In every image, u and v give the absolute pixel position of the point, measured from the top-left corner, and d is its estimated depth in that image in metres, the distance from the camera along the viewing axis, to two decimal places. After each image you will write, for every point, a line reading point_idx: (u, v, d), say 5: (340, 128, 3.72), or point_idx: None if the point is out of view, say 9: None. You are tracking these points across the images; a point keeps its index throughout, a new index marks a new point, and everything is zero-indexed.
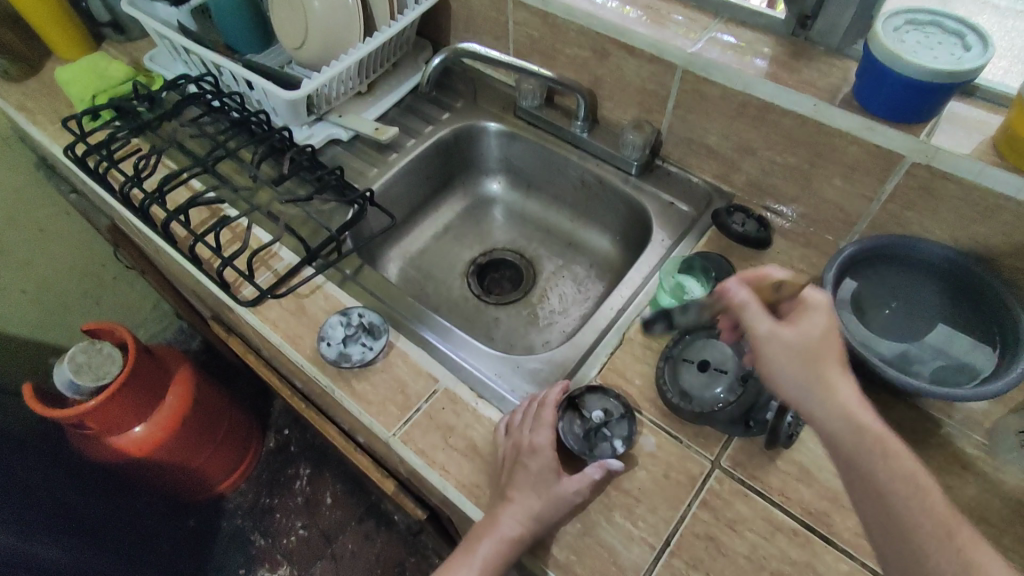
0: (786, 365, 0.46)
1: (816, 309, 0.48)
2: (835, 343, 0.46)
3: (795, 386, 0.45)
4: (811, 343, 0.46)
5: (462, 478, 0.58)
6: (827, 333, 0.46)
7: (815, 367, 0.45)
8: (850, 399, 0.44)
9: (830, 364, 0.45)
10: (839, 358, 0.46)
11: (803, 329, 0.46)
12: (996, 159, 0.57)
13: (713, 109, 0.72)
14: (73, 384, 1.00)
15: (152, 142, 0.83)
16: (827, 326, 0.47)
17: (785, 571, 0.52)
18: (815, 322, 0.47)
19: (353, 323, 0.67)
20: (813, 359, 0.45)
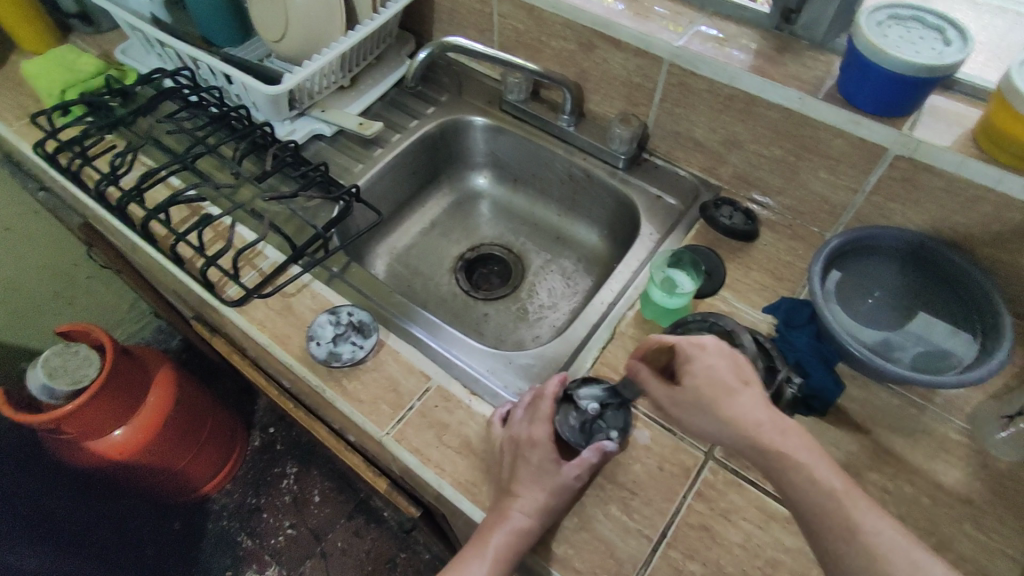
0: (694, 422, 0.49)
1: (688, 356, 0.50)
2: (722, 377, 0.48)
3: (718, 433, 0.47)
4: (697, 391, 0.48)
5: (458, 476, 0.58)
6: (708, 374, 0.48)
7: (710, 410, 0.47)
8: (760, 424, 0.46)
9: (720, 401, 0.47)
10: (730, 389, 0.47)
11: (699, 376, 0.48)
12: (976, 152, 0.58)
13: (700, 103, 0.72)
14: (47, 388, 0.97)
15: (127, 138, 0.80)
16: (699, 367, 0.49)
17: (779, 558, 0.53)
18: (690, 372, 0.49)
19: (342, 322, 0.66)
20: (705, 407, 0.48)
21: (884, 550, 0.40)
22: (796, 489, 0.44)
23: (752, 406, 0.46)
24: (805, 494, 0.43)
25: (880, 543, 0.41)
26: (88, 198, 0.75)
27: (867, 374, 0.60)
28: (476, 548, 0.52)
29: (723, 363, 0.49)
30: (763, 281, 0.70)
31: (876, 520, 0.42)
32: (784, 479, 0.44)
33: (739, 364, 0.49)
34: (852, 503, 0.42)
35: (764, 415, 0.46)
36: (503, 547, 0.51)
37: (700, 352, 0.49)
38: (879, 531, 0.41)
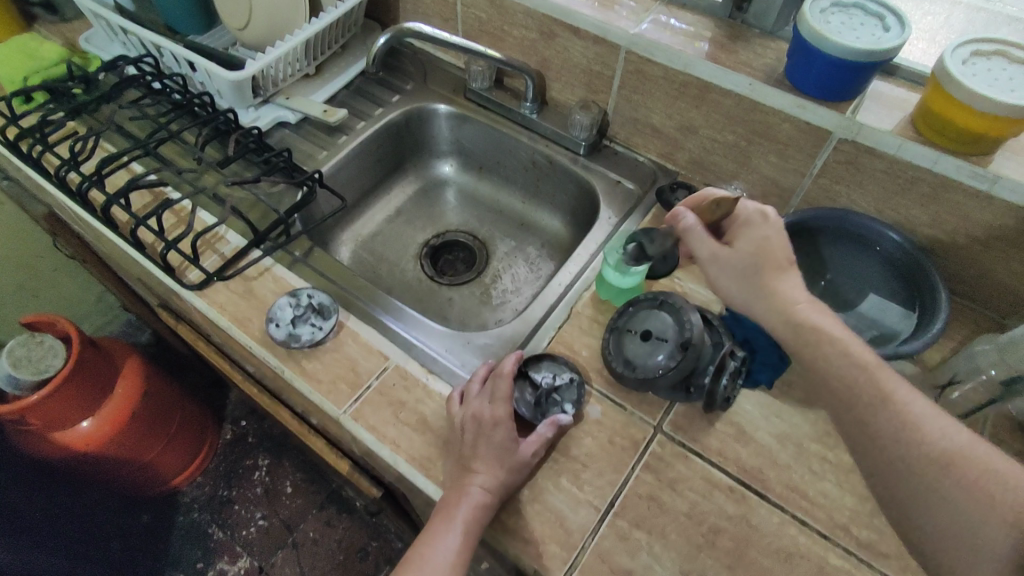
0: (728, 286, 0.54)
1: (748, 222, 0.54)
2: (774, 249, 0.52)
3: (747, 299, 0.52)
4: (746, 258, 0.53)
5: (413, 452, 0.59)
6: (761, 245, 0.53)
7: (756, 281, 0.52)
8: (799, 299, 0.51)
9: (767, 273, 0.52)
10: (778, 265, 0.52)
11: (747, 247, 0.53)
12: (914, 135, 0.60)
13: (656, 90, 0.74)
14: (11, 378, 0.97)
15: (89, 125, 0.80)
16: (757, 235, 0.53)
17: (722, 525, 0.55)
18: (744, 238, 0.53)
19: (302, 304, 0.66)
20: (754, 272, 0.52)
21: (911, 420, 0.45)
22: (833, 363, 0.48)
23: (794, 287, 0.52)
24: (843, 368, 0.48)
25: (910, 412, 0.45)
26: (46, 183, 0.74)
27: None
28: (442, 523, 0.52)
29: (779, 237, 0.53)
30: None
31: (907, 392, 0.46)
32: (819, 354, 0.49)
33: (788, 242, 0.53)
34: (889, 383, 0.47)
35: (807, 298, 0.51)
36: (471, 521, 0.52)
37: (760, 222, 0.53)
38: (910, 404, 0.46)
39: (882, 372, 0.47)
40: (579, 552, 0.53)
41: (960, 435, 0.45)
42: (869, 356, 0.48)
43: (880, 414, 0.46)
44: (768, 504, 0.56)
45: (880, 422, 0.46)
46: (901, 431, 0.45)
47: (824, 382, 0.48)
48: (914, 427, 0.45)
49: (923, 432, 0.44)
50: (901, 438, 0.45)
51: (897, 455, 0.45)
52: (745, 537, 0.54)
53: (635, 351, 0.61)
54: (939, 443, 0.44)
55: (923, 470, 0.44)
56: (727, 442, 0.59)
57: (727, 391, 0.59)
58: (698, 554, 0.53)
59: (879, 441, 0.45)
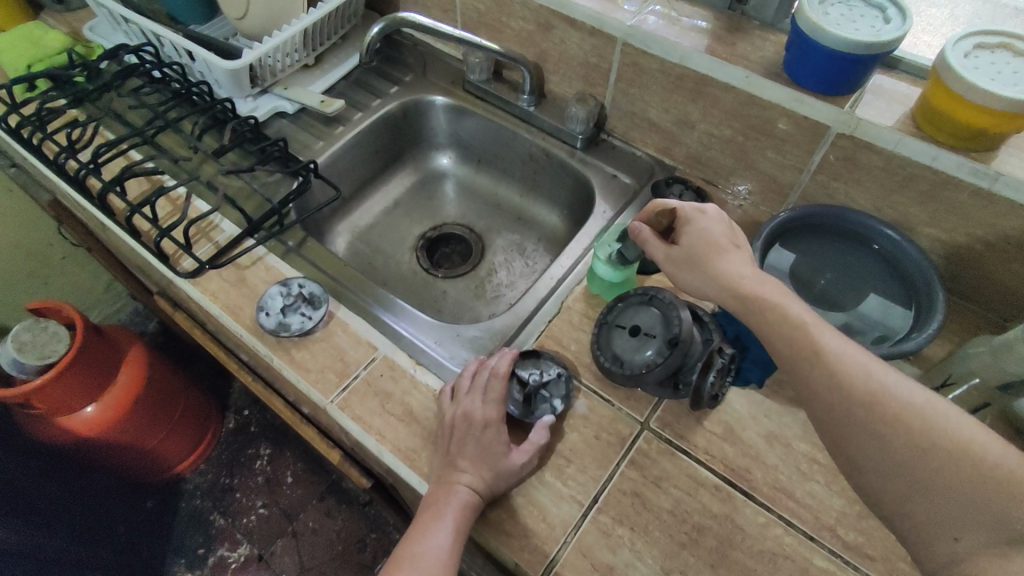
0: (685, 279, 0.56)
1: (689, 219, 0.57)
2: (715, 237, 0.55)
3: (701, 286, 0.54)
4: (692, 248, 0.55)
5: (398, 443, 0.59)
6: (702, 235, 0.55)
7: (702, 265, 0.54)
8: (742, 274, 0.52)
9: (711, 256, 0.54)
10: (720, 249, 0.54)
11: (688, 240, 0.56)
12: (914, 130, 0.59)
13: (653, 83, 0.73)
14: (17, 361, 0.97)
15: (90, 113, 0.81)
16: (696, 230, 0.56)
17: (706, 524, 0.54)
18: (688, 233, 0.56)
19: (292, 293, 0.67)
20: (697, 263, 0.55)
21: (844, 368, 0.45)
22: (771, 322, 0.49)
23: (738, 263, 0.53)
24: (778, 326, 0.48)
25: (842, 360, 0.45)
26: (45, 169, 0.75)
27: None
28: (428, 520, 0.52)
29: (717, 228, 0.56)
30: None
31: (840, 343, 0.46)
32: (762, 316, 0.49)
33: (732, 230, 0.56)
34: (820, 334, 0.47)
35: (747, 272, 0.52)
36: (457, 520, 0.52)
37: (699, 216, 0.56)
38: (842, 353, 0.46)
39: (815, 325, 0.47)
40: (560, 548, 0.53)
41: (891, 376, 0.44)
42: (803, 314, 0.48)
43: (813, 366, 0.46)
44: (753, 504, 0.55)
45: (815, 373, 0.46)
46: (834, 380, 0.45)
47: (766, 341, 0.49)
48: (844, 376, 0.44)
49: (851, 377, 0.44)
50: (834, 387, 0.44)
51: (833, 404, 0.45)
52: (728, 537, 0.54)
53: (623, 347, 0.60)
54: (869, 386, 0.44)
55: (858, 416, 0.43)
56: (714, 440, 0.59)
57: (714, 389, 0.58)
58: (680, 553, 0.53)
59: (817, 393, 0.45)
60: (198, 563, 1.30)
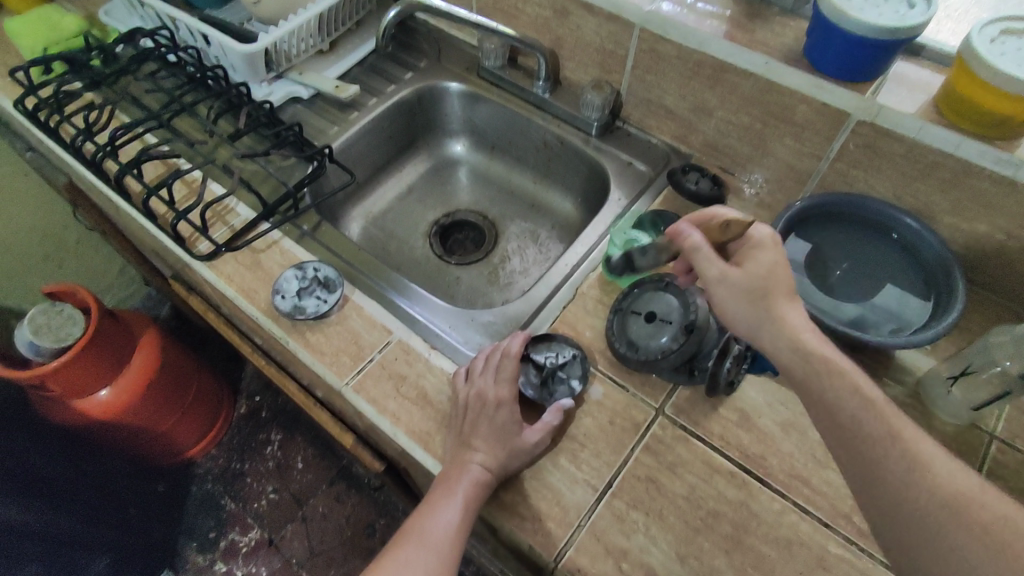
0: (733, 311, 0.50)
1: (760, 244, 0.51)
2: (783, 274, 0.50)
3: (749, 325, 0.49)
4: (757, 280, 0.49)
5: (413, 425, 0.59)
6: (772, 267, 0.49)
7: (767, 305, 0.48)
8: (801, 326, 0.48)
9: (777, 296, 0.49)
10: (786, 292, 0.49)
11: (756, 269, 0.49)
12: (936, 118, 0.58)
13: (670, 69, 0.72)
14: (32, 345, 0.96)
15: (106, 97, 0.81)
16: (768, 260, 0.50)
17: (720, 510, 0.54)
18: (756, 259, 0.50)
19: (308, 277, 0.67)
20: (758, 296, 0.49)
21: (923, 462, 0.42)
22: (840, 398, 0.44)
23: (802, 317, 0.49)
24: (848, 402, 0.44)
25: (921, 452, 0.42)
26: (63, 152, 0.76)
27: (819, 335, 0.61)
28: (440, 499, 0.52)
29: (786, 263, 0.50)
30: None
31: (917, 432, 0.43)
32: (828, 389, 0.45)
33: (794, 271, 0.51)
34: (899, 421, 0.43)
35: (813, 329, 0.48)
36: (470, 498, 0.52)
37: (771, 246, 0.50)
38: (920, 445, 0.42)
39: (890, 409, 0.44)
40: (574, 531, 0.53)
41: (971, 480, 0.41)
42: (877, 395, 0.45)
43: (888, 456, 0.42)
44: (769, 491, 0.55)
45: (890, 461, 0.42)
46: (911, 474, 0.41)
47: (827, 418, 0.45)
48: (924, 473, 0.41)
49: (933, 475, 0.41)
50: (909, 482, 0.41)
51: (908, 503, 0.41)
52: (743, 523, 0.53)
53: (638, 332, 0.60)
54: (952, 488, 0.40)
55: (940, 522, 0.40)
56: (729, 427, 0.59)
57: (730, 374, 0.57)
58: (694, 538, 0.53)
59: (887, 485, 0.42)
60: (209, 546, 1.31)
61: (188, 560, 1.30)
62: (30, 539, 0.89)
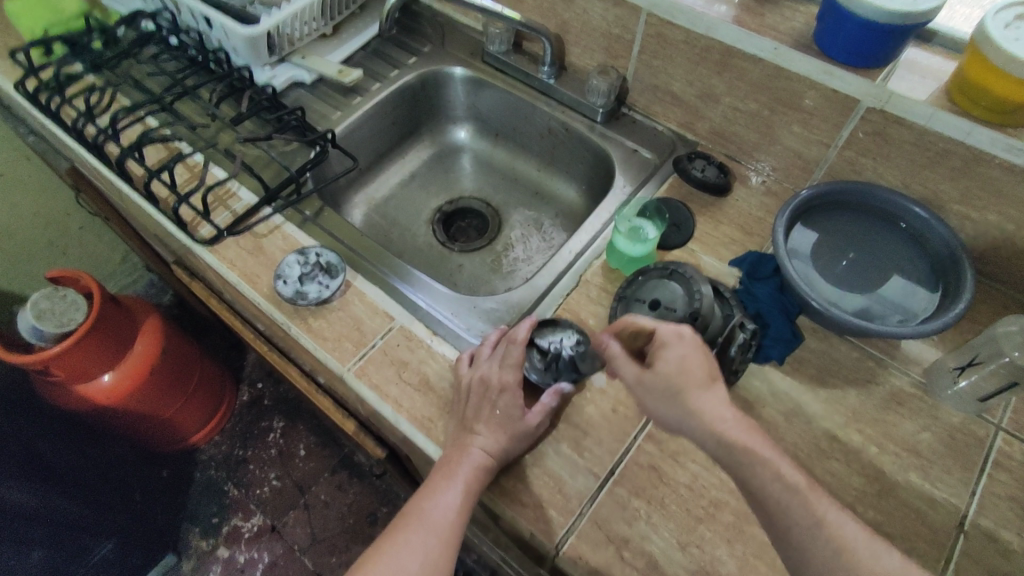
0: (659, 409, 0.49)
1: (665, 342, 0.50)
2: (694, 367, 0.48)
3: (673, 421, 0.48)
4: (668, 377, 0.48)
5: (415, 412, 0.59)
6: (680, 363, 0.49)
7: (677, 400, 0.48)
8: (714, 415, 0.46)
9: (686, 389, 0.48)
10: (696, 383, 0.48)
11: (665, 367, 0.49)
12: (948, 104, 0.57)
13: (677, 55, 0.71)
14: (36, 330, 0.93)
15: (107, 79, 0.80)
16: (675, 355, 0.49)
17: (723, 499, 0.54)
18: (664, 357, 0.49)
19: (310, 262, 0.67)
20: (673, 396, 0.48)
21: (847, 546, 0.41)
22: (762, 485, 0.43)
23: (715, 403, 0.47)
24: (770, 489, 0.43)
25: (845, 537, 0.42)
26: (64, 135, 0.75)
27: (825, 326, 0.61)
28: (441, 483, 0.52)
29: (697, 355, 0.49)
30: (732, 235, 0.70)
31: (839, 513, 0.43)
32: (751, 476, 0.44)
33: (711, 358, 0.49)
34: (819, 502, 0.43)
35: (725, 412, 0.46)
36: (471, 482, 0.51)
37: (676, 341, 0.50)
38: (843, 528, 0.42)
39: (810, 493, 0.43)
40: (576, 518, 0.53)
41: (893, 557, 0.41)
42: (796, 476, 0.44)
43: (812, 543, 0.42)
44: None
45: (815, 548, 0.42)
46: (837, 561, 0.41)
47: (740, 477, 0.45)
48: (848, 558, 0.41)
49: (857, 559, 0.41)
50: (833, 569, 0.41)
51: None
52: (746, 512, 0.53)
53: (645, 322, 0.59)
54: (876, 571, 0.41)
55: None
56: None
57: (735, 363, 0.58)
58: (696, 527, 0.52)
59: (814, 570, 0.42)
60: (212, 531, 1.32)
61: (190, 545, 1.30)
62: (29, 524, 0.90)
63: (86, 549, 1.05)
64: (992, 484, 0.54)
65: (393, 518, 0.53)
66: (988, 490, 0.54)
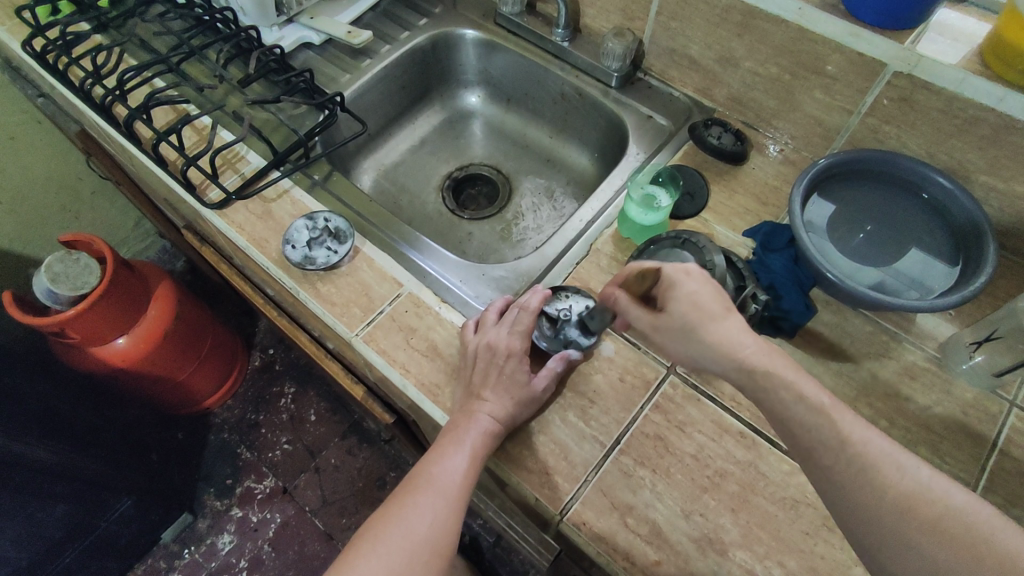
0: (680, 350, 0.47)
1: (672, 283, 0.47)
2: (706, 303, 0.45)
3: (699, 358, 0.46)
4: (681, 317, 0.46)
5: (422, 377, 0.59)
6: (691, 301, 0.46)
7: (695, 339, 0.45)
8: (745, 346, 0.44)
9: (702, 327, 0.45)
10: (713, 316, 0.45)
11: (677, 306, 0.46)
12: (981, 69, 0.55)
13: (695, 15, 0.69)
14: (50, 292, 0.93)
15: (114, 40, 0.79)
16: (684, 296, 0.46)
17: (728, 469, 0.54)
18: (673, 300, 0.46)
19: (319, 227, 0.66)
20: (689, 335, 0.46)
21: (871, 464, 0.40)
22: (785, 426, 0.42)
23: (737, 331, 0.45)
24: (792, 410, 0.42)
25: (868, 454, 0.40)
26: (73, 96, 0.74)
27: (837, 299, 0.59)
28: (450, 446, 0.52)
29: (708, 289, 0.46)
30: (746, 205, 0.69)
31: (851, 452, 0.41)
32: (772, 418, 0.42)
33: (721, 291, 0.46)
34: (843, 418, 0.41)
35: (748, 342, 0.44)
36: (478, 448, 0.52)
37: (683, 279, 0.46)
38: (871, 442, 0.40)
39: (837, 414, 0.41)
40: (581, 485, 0.53)
41: (922, 468, 0.40)
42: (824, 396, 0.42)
43: (835, 460, 0.41)
44: (778, 452, 0.55)
45: (839, 470, 0.40)
46: (861, 478, 0.40)
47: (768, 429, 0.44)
48: (874, 473, 0.40)
49: (882, 474, 0.39)
50: (855, 484, 0.40)
51: (858, 504, 0.40)
52: (751, 483, 0.53)
53: None
54: (900, 487, 0.39)
55: (889, 522, 0.39)
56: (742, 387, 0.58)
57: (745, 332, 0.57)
58: (701, 496, 0.53)
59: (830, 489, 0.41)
60: (226, 492, 1.35)
61: (206, 505, 1.33)
62: (53, 479, 0.91)
63: (107, 505, 1.07)
64: (1003, 459, 0.54)
65: (401, 480, 0.54)
66: (998, 465, 0.54)
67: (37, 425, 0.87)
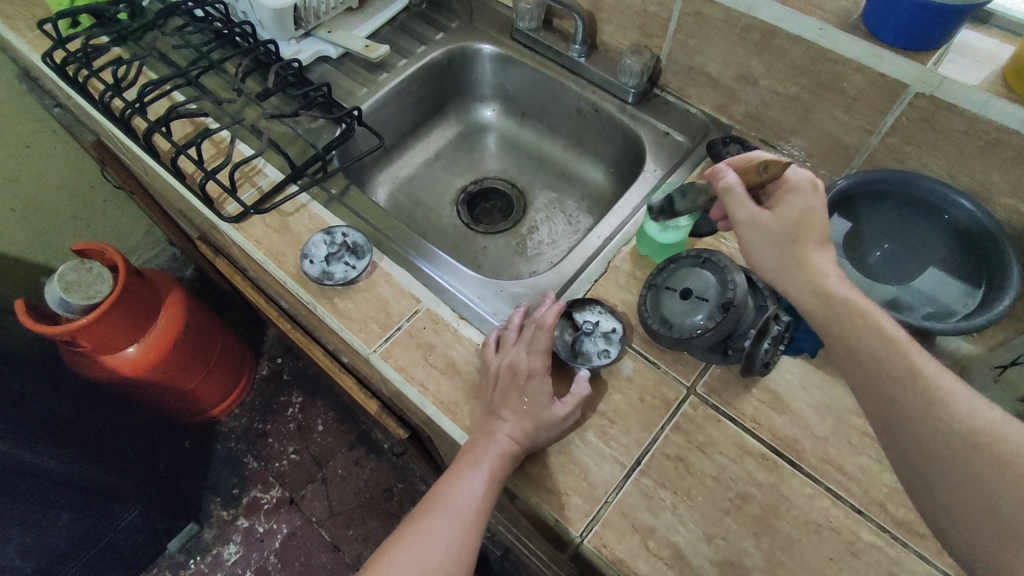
0: (762, 251, 0.50)
1: (796, 188, 0.49)
2: (815, 220, 0.48)
3: (776, 265, 0.49)
4: (787, 221, 0.48)
5: (440, 396, 0.58)
6: (802, 212, 0.48)
7: (789, 248, 0.48)
8: (827, 272, 0.47)
9: (805, 243, 0.48)
10: (816, 236, 0.48)
11: (786, 213, 0.49)
12: (1003, 91, 0.55)
13: (714, 34, 0.69)
14: (62, 301, 0.93)
15: (133, 52, 0.79)
16: (801, 205, 0.49)
17: (750, 491, 0.53)
18: (789, 202, 0.49)
19: (336, 242, 0.66)
20: (785, 237, 0.48)
21: (940, 403, 0.40)
22: None
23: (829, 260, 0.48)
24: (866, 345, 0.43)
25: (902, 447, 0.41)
26: (92, 108, 0.75)
27: None
28: (470, 468, 0.52)
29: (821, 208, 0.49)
30: None
31: None
32: None
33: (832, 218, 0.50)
34: (928, 370, 0.41)
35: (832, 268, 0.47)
36: (497, 470, 0.51)
37: (808, 190, 0.49)
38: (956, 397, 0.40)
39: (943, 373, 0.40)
40: (602, 506, 0.53)
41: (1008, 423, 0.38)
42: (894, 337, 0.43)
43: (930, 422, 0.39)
44: (801, 475, 0.54)
45: (904, 418, 0.40)
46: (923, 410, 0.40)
47: None
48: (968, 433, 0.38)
49: (950, 407, 0.39)
50: (944, 445, 0.39)
51: (924, 441, 0.40)
52: (773, 506, 0.53)
53: (672, 309, 0.58)
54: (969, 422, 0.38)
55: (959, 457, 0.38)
56: (763, 409, 0.57)
57: (768, 354, 0.54)
58: (723, 519, 0.52)
59: None
60: (232, 501, 1.34)
61: (211, 514, 1.33)
62: (61, 490, 0.91)
63: (113, 516, 1.06)
64: None
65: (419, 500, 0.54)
66: None
67: (46, 434, 0.87)
